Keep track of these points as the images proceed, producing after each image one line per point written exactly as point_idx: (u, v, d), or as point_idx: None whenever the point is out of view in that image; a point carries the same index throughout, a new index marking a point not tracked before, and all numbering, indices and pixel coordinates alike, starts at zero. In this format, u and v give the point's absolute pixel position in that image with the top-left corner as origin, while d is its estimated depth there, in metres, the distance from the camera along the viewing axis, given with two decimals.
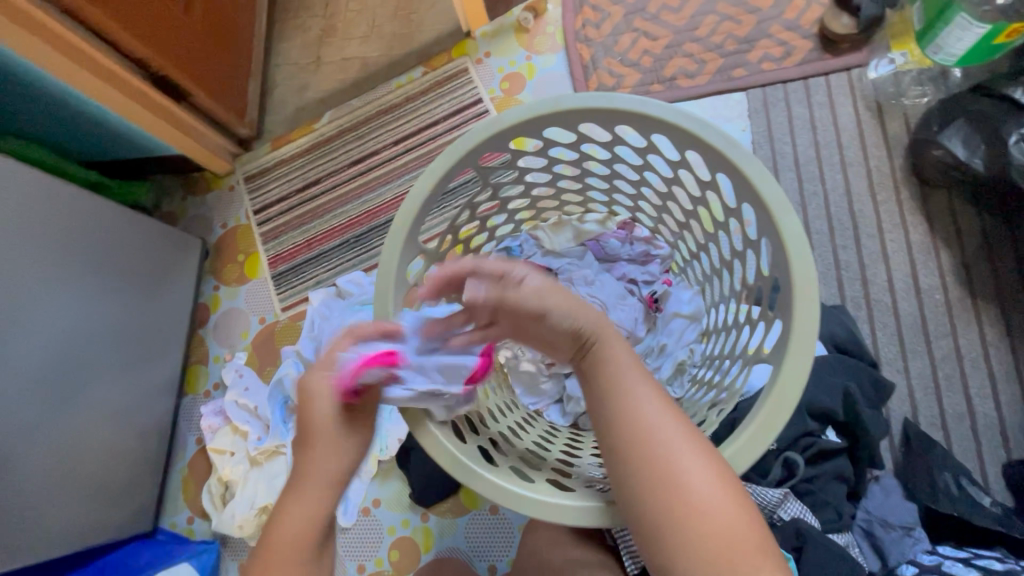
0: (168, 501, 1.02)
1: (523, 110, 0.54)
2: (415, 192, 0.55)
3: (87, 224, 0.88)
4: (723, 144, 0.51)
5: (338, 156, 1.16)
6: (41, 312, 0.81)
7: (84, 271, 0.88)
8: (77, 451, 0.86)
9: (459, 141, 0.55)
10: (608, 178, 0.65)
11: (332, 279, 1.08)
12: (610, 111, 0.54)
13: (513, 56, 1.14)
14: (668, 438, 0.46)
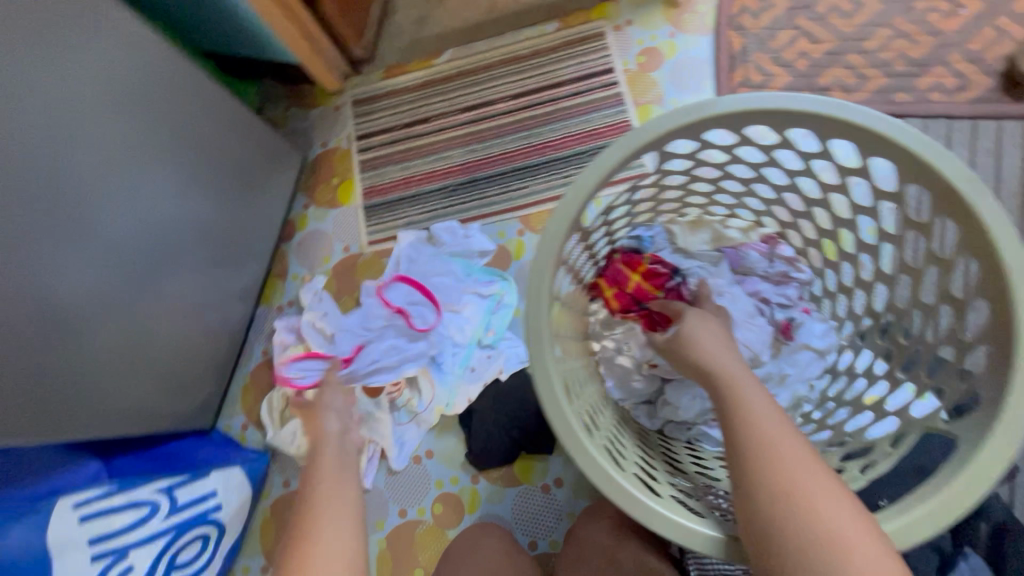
0: (227, 403, 1.04)
1: (736, 101, 0.50)
2: (596, 164, 0.51)
3: (197, 114, 0.86)
4: (958, 176, 0.45)
5: (453, 98, 1.12)
6: (141, 193, 0.80)
7: (189, 161, 0.87)
8: (152, 337, 0.86)
9: (655, 119, 0.51)
10: (781, 189, 0.62)
11: (424, 223, 1.06)
12: (841, 121, 0.49)
13: (655, 30, 1.07)
14: (801, 469, 0.42)
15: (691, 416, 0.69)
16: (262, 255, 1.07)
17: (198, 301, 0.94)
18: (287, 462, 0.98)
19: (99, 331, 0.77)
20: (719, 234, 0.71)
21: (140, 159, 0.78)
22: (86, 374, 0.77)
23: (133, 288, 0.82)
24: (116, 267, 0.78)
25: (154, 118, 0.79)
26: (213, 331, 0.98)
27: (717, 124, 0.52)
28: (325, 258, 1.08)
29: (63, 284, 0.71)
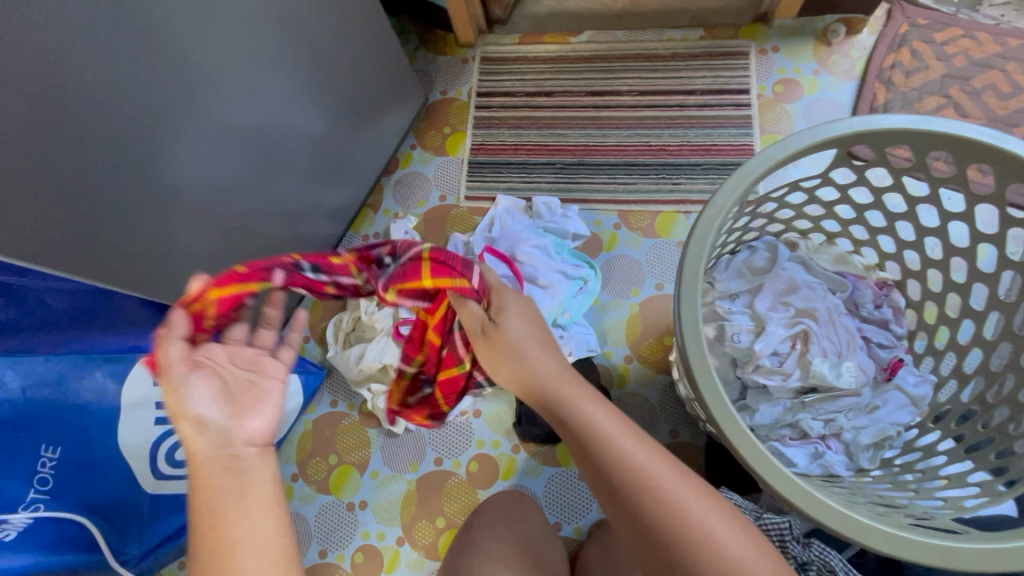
0: (295, 313, 1.07)
1: (938, 124, 0.53)
2: (783, 144, 0.54)
3: (343, 29, 0.88)
4: None
5: (580, 78, 1.12)
6: (276, 88, 0.82)
7: (324, 74, 0.89)
8: (247, 229, 0.89)
9: (860, 118, 0.54)
10: (924, 230, 0.63)
11: (524, 192, 1.06)
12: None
13: (800, 64, 1.06)
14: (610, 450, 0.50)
15: (766, 425, 0.68)
16: (362, 184, 1.09)
17: (294, 209, 0.97)
18: (340, 386, 1.01)
19: (212, 212, 0.81)
20: (842, 259, 0.71)
21: (283, 57, 0.80)
22: (187, 246, 0.79)
23: (245, 177, 0.84)
24: (239, 158, 0.81)
25: (308, 21, 0.81)
26: (302, 241, 1.01)
27: (904, 139, 0.55)
28: (420, 202, 1.10)
29: (196, 161, 0.74)
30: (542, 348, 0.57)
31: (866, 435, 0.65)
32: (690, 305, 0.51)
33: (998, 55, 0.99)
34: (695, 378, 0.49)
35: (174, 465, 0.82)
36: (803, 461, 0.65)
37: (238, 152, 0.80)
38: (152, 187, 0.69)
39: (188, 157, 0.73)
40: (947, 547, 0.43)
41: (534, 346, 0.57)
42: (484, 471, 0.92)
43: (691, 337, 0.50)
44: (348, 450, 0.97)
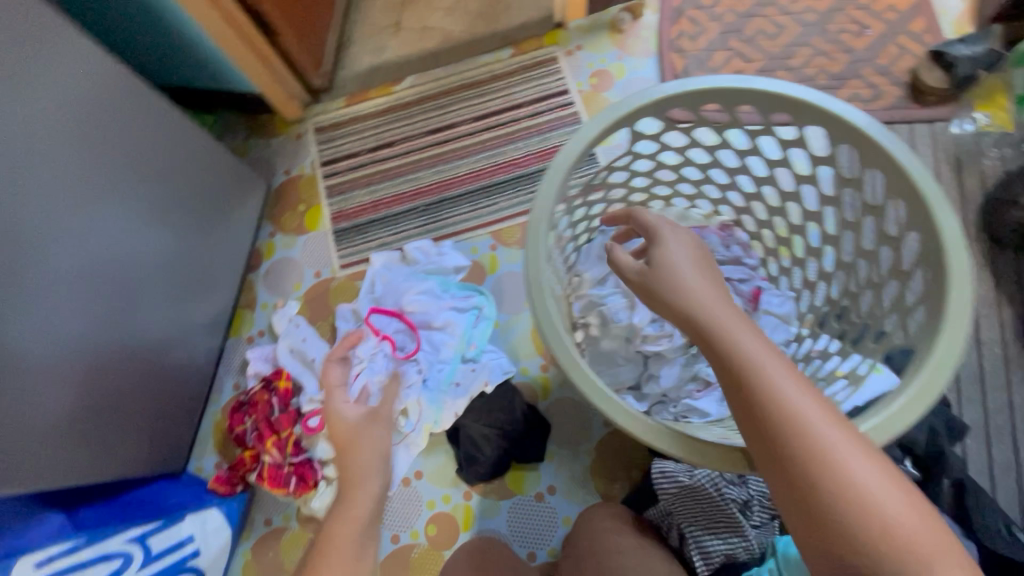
0: (198, 443, 1.00)
1: (695, 82, 0.59)
2: (577, 138, 0.58)
3: (161, 143, 0.84)
4: (882, 137, 0.54)
5: (415, 121, 1.14)
6: (101, 221, 0.76)
7: (153, 193, 0.85)
8: (118, 375, 0.81)
9: (629, 97, 0.59)
10: (732, 172, 0.70)
11: (396, 243, 1.06)
12: (776, 95, 0.57)
13: (604, 54, 1.15)
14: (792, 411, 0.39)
15: (672, 388, 0.72)
16: (229, 287, 1.04)
17: (162, 337, 0.90)
18: (270, 505, 0.94)
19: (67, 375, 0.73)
20: (684, 216, 0.77)
21: (100, 191, 0.75)
22: (45, 420, 0.70)
23: (97, 322, 0.77)
24: (81, 307, 0.74)
25: (116, 146, 0.77)
26: (180, 368, 0.94)
27: (676, 104, 0.60)
28: (296, 285, 1.06)
29: (32, 328, 0.67)
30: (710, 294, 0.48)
31: None
32: (541, 307, 0.53)
33: (757, 4, 1.13)
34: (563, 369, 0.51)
35: None
36: (714, 407, 0.68)
37: (79, 304, 0.74)
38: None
39: (18, 330, 0.66)
40: None
41: (690, 277, 0.50)
42: (443, 530, 0.89)
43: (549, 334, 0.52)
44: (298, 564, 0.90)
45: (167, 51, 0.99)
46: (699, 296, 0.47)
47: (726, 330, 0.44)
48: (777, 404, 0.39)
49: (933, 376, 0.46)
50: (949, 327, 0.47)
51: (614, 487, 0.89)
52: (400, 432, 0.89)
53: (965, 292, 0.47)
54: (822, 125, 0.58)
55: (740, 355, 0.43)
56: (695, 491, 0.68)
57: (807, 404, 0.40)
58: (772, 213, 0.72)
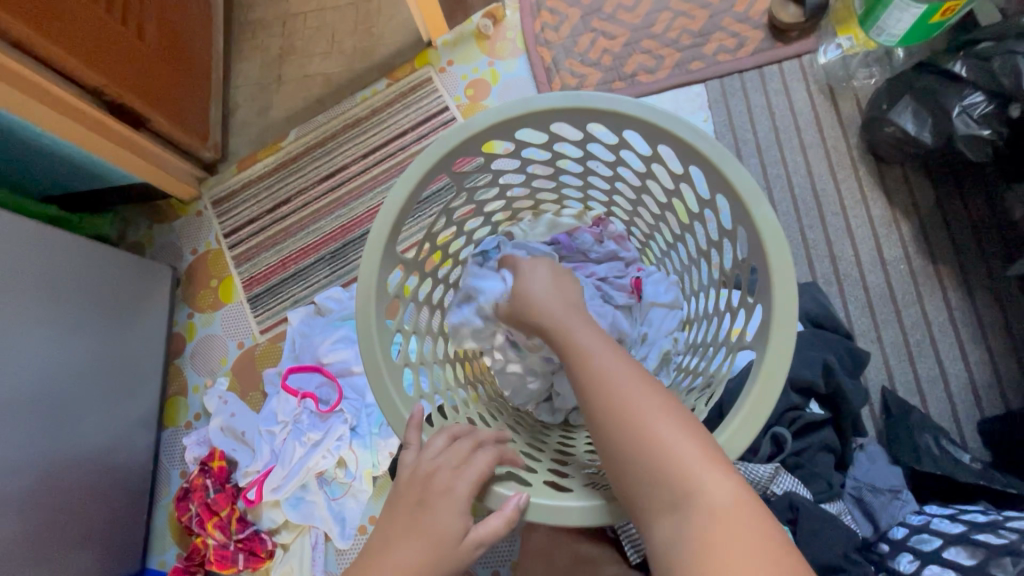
0: (155, 539, 1.00)
1: (495, 115, 0.56)
2: (391, 199, 0.56)
3: (50, 257, 0.85)
4: (689, 135, 0.53)
5: (307, 172, 1.14)
6: (1, 350, 0.76)
7: (55, 308, 0.85)
8: (50, 495, 0.82)
9: (431, 146, 0.56)
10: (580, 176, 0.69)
11: (310, 297, 1.07)
12: (576, 108, 0.55)
13: (475, 63, 1.16)
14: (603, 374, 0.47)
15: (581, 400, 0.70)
16: (157, 378, 1.04)
17: (94, 446, 0.90)
18: None
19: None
20: (553, 222, 0.77)
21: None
22: None
23: (16, 449, 0.77)
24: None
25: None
26: (120, 471, 0.94)
27: (486, 140, 0.58)
28: (222, 360, 1.06)
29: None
30: (578, 316, 0.53)
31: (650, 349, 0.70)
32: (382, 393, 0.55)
33: None
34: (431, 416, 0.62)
35: None
36: None
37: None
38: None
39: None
40: None
41: (556, 305, 0.55)
42: None
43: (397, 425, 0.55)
44: None
45: (44, 162, 1.00)
46: (566, 321, 0.53)
47: (601, 354, 0.48)
48: (606, 397, 0.46)
49: (765, 383, 0.47)
50: (775, 324, 0.48)
51: None
52: (343, 483, 0.90)
53: (783, 248, 0.49)
54: (635, 129, 0.56)
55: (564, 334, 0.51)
56: None
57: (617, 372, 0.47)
58: (633, 203, 0.71)
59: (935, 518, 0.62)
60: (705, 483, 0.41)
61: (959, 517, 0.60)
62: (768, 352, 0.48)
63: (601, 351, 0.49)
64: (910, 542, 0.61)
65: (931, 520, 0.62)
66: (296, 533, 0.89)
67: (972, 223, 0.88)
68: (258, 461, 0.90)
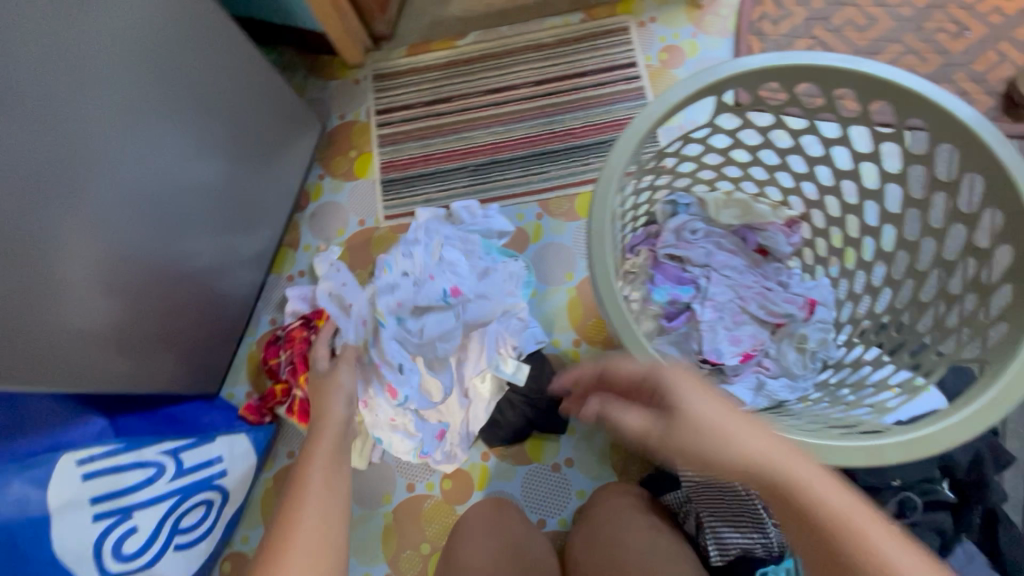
0: (231, 371, 1.03)
1: (800, 57, 0.55)
2: (660, 101, 0.55)
3: (216, 69, 0.84)
4: (993, 140, 0.49)
5: (476, 79, 1.12)
6: (153, 139, 0.76)
7: (206, 119, 0.85)
8: (156, 292, 0.83)
9: (735, 60, 0.55)
10: (812, 161, 0.65)
11: (443, 201, 1.06)
12: (858, 75, 0.54)
13: (678, 29, 1.11)
14: (771, 465, 0.40)
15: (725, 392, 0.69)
16: (276, 224, 1.05)
17: (206, 263, 0.92)
18: (295, 438, 0.97)
19: (119, 286, 0.76)
20: (748, 208, 0.74)
21: (154, 114, 0.75)
22: (82, 324, 0.71)
23: (146, 236, 0.79)
24: (125, 222, 0.75)
25: (165, 60, 0.75)
26: (223, 296, 0.97)
27: (784, 76, 0.56)
28: (340, 230, 1.07)
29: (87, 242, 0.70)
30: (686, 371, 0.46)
31: (791, 357, 0.70)
32: (600, 260, 0.52)
33: None
34: (607, 313, 0.52)
35: (122, 560, 0.76)
36: (748, 396, 0.68)
37: (129, 224, 0.75)
38: (25, 282, 0.63)
39: (59, 243, 0.66)
40: (847, 452, 0.45)
41: (675, 367, 0.46)
42: (458, 486, 0.91)
43: (607, 295, 0.52)
44: None
45: None
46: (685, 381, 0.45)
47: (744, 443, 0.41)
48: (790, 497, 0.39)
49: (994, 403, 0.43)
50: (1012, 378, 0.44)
51: (633, 467, 0.89)
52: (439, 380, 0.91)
53: None
54: (929, 120, 0.53)
55: (716, 419, 0.43)
56: (720, 482, 0.66)
57: (793, 469, 0.40)
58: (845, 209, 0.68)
59: None
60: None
61: None
62: (1009, 377, 0.44)
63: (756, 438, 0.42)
64: None
65: None
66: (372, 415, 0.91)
67: None
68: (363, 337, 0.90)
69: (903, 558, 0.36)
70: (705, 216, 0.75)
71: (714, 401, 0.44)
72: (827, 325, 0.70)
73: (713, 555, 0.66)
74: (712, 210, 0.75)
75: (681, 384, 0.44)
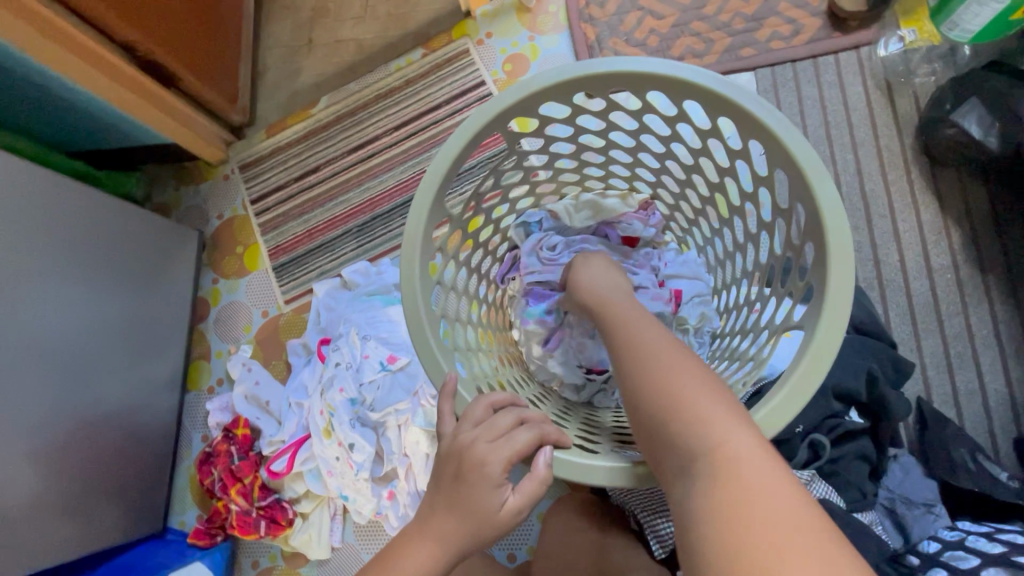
0: (177, 498, 1.02)
1: (570, 69, 0.53)
2: (443, 152, 0.54)
3: (71, 221, 0.83)
4: (762, 112, 0.50)
5: (337, 142, 1.12)
6: (24, 311, 0.75)
7: (79, 269, 0.84)
8: (73, 455, 0.81)
9: (511, 89, 0.54)
10: (632, 151, 0.67)
11: (336, 269, 1.06)
12: (633, 73, 0.53)
13: (515, 37, 1.12)
14: (665, 365, 0.44)
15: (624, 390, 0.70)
16: (181, 341, 1.04)
17: (119, 407, 0.90)
18: (255, 548, 0.96)
19: (27, 464, 0.74)
20: (598, 205, 0.75)
21: (18, 289, 0.74)
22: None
23: (45, 406, 0.78)
24: (19, 401, 0.74)
25: (12, 234, 0.74)
26: (146, 431, 0.96)
27: (551, 96, 0.55)
28: (246, 327, 1.06)
29: None
30: (632, 313, 0.52)
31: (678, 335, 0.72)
32: (423, 328, 0.53)
33: None
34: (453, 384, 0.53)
35: None
36: None
37: (22, 401, 0.74)
38: None
39: None
40: None
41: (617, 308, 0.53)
42: None
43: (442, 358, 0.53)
44: None
45: (76, 117, 0.97)
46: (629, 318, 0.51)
47: (650, 348, 0.46)
48: (661, 392, 0.42)
49: (814, 365, 0.45)
50: (819, 338, 0.45)
51: None
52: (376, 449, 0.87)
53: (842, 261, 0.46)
54: (700, 101, 0.53)
55: (634, 337, 0.48)
56: None
57: (681, 369, 0.43)
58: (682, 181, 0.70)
59: (970, 535, 0.60)
60: (775, 495, 0.34)
61: (996, 537, 0.59)
62: (818, 337, 0.45)
63: (665, 348, 0.45)
64: (943, 558, 0.59)
65: (966, 538, 0.60)
66: (316, 503, 0.90)
67: (1009, 238, 0.86)
68: (285, 432, 0.90)
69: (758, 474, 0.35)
70: (560, 224, 0.76)
71: (647, 330, 0.48)
72: (703, 297, 0.74)
73: (656, 548, 0.68)
74: (566, 217, 0.75)
75: (625, 312, 0.52)
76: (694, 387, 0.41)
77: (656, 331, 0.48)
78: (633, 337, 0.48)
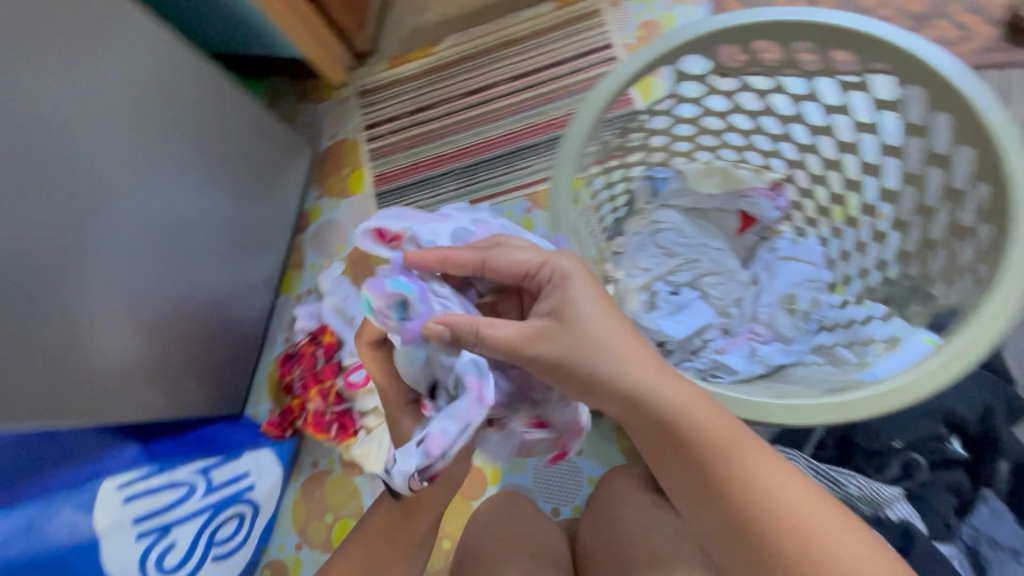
0: (253, 389, 1.09)
1: (746, 17, 0.59)
2: (605, 87, 0.59)
3: (205, 112, 0.89)
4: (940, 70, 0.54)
5: (455, 83, 1.14)
6: (155, 185, 0.82)
7: (204, 158, 0.90)
8: (176, 326, 0.89)
9: (675, 34, 0.60)
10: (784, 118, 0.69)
11: (433, 206, 1.08)
12: (805, 24, 0.58)
13: (652, 4, 1.09)
14: (727, 452, 0.47)
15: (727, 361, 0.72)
16: (280, 246, 1.10)
17: (219, 293, 0.97)
18: (317, 450, 1.02)
19: (139, 322, 0.82)
20: (727, 175, 0.75)
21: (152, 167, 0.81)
22: (110, 361, 0.78)
23: (160, 276, 0.85)
24: (138, 265, 0.81)
25: (156, 111, 0.81)
26: (238, 321, 1.02)
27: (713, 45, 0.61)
28: (340, 246, 1.11)
29: (104, 288, 0.76)
30: (631, 356, 0.48)
31: (782, 321, 0.73)
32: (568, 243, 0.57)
33: None
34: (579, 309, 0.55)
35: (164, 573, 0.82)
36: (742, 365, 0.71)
37: (141, 266, 0.81)
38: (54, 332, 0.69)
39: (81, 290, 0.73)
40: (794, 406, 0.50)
41: (611, 343, 0.48)
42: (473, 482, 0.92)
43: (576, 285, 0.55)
44: (341, 504, 0.98)
45: (225, 16, 1.03)
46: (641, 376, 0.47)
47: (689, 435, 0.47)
48: (733, 489, 0.47)
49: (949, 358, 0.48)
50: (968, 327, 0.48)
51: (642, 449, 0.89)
52: None
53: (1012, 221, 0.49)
54: (867, 52, 0.58)
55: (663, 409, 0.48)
56: None
57: (742, 453, 0.47)
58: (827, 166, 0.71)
59: None
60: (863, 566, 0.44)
61: None
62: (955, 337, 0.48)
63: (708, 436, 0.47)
64: None
65: None
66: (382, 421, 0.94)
67: None
68: None
69: (849, 552, 0.44)
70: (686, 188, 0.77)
71: (672, 390, 0.48)
72: (818, 283, 0.74)
73: None
74: (692, 181, 0.76)
75: (619, 347, 0.47)
76: (764, 476, 0.46)
77: (678, 396, 0.48)
78: (662, 413, 0.47)
